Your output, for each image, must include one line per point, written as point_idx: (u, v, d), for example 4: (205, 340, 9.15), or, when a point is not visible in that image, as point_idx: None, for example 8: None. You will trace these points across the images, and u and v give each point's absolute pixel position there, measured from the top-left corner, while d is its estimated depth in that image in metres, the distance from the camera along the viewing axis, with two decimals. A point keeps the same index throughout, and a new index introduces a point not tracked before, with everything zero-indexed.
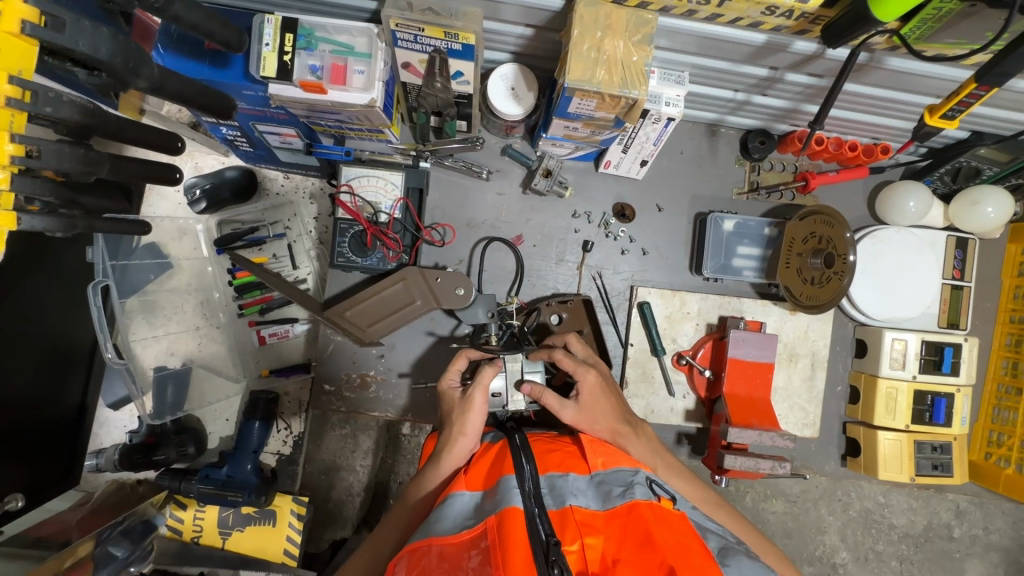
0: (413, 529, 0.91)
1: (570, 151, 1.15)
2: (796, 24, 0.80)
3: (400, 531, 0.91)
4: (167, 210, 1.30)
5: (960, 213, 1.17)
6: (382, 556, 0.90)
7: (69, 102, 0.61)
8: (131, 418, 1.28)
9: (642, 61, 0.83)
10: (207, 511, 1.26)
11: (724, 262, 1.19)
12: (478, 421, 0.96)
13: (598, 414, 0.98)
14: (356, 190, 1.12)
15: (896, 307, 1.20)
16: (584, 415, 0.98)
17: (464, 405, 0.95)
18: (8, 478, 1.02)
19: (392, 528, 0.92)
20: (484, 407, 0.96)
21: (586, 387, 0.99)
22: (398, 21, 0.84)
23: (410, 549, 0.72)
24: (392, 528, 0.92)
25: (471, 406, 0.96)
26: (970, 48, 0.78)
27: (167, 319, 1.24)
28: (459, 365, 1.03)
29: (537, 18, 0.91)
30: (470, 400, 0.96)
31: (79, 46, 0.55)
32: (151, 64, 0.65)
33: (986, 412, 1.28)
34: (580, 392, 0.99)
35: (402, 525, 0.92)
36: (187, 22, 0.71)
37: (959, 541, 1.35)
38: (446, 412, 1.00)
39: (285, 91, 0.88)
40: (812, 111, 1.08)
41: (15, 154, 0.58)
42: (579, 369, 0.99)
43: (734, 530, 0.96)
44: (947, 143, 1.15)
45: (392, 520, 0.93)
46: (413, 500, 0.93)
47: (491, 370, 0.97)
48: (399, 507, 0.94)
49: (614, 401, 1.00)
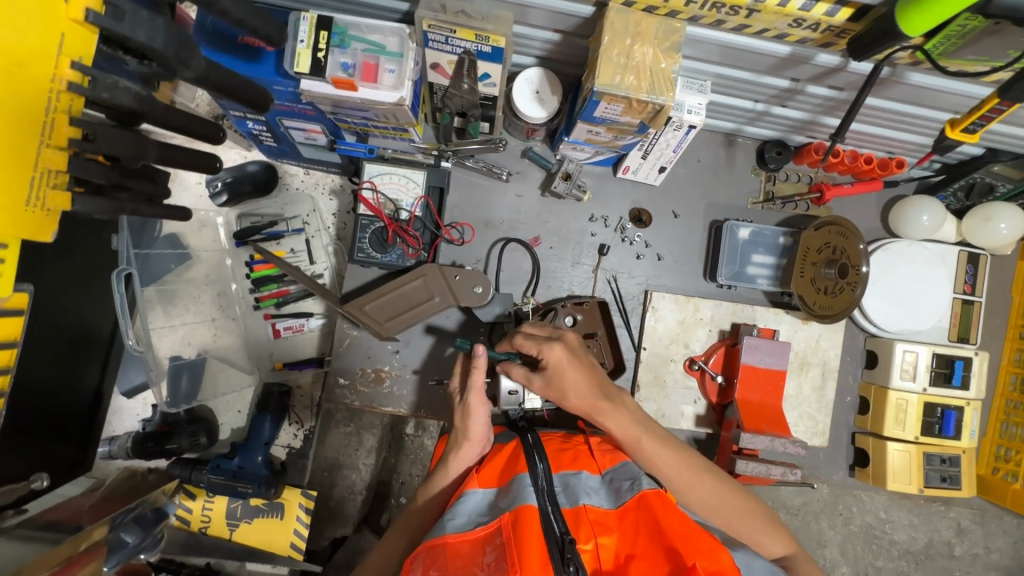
0: (421, 533, 0.91)
1: (589, 155, 1.17)
2: (821, 37, 0.82)
3: (413, 530, 0.91)
4: (188, 202, 1.32)
5: (973, 229, 1.19)
6: (394, 556, 0.90)
7: (125, 88, 0.63)
8: (143, 407, 1.31)
9: (670, 68, 0.85)
10: (216, 502, 1.27)
11: (739, 269, 1.21)
12: (477, 429, 0.93)
13: (567, 388, 0.88)
14: (378, 186, 1.14)
15: (908, 319, 1.21)
16: (552, 390, 0.90)
17: (464, 411, 0.94)
18: (28, 459, 1.04)
19: (404, 529, 0.92)
20: (484, 410, 0.94)
21: (553, 363, 0.88)
22: (431, 22, 0.86)
23: (422, 550, 0.72)
24: (403, 529, 0.92)
25: (469, 414, 0.94)
26: (991, 65, 0.80)
27: (185, 309, 1.25)
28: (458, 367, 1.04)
29: (565, 23, 0.93)
30: (466, 406, 0.94)
31: (138, 36, 0.58)
32: (199, 56, 0.67)
33: (993, 427, 1.29)
34: (546, 371, 0.89)
35: (412, 528, 0.91)
36: (232, 17, 0.73)
37: (960, 559, 1.35)
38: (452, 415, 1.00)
39: (317, 87, 0.90)
40: (830, 123, 1.10)
41: (72, 135, 0.63)
42: (545, 345, 0.88)
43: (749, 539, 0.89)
44: (962, 159, 1.18)
45: (400, 526, 0.93)
46: (424, 501, 0.93)
47: (480, 373, 0.94)
48: (411, 509, 0.94)
49: (589, 377, 0.89)
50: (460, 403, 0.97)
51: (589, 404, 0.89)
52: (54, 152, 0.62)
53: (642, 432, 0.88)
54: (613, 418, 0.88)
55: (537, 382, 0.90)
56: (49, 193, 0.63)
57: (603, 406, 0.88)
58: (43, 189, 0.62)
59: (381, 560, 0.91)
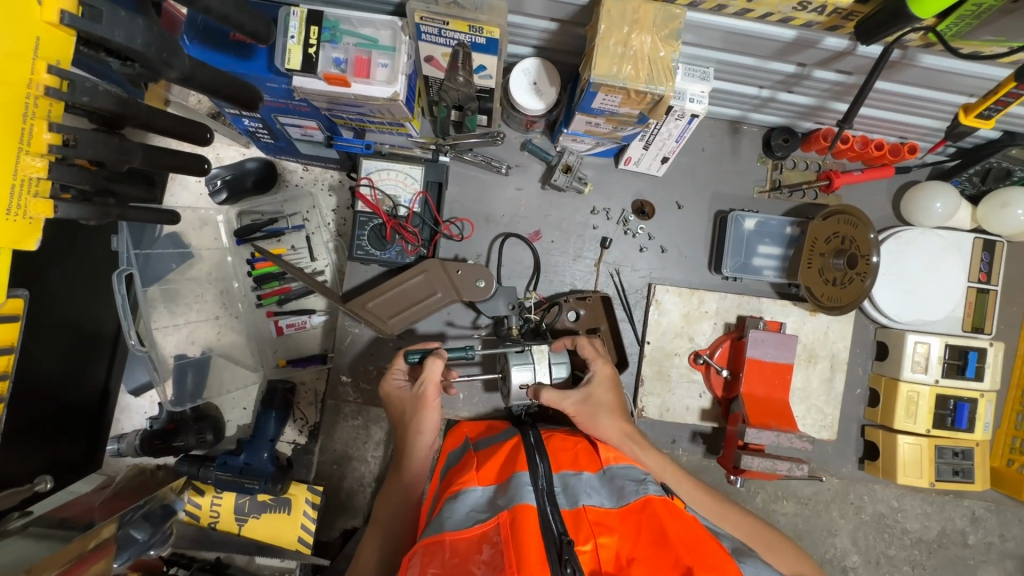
0: (392, 530, 0.92)
1: (590, 147, 1.15)
2: (828, 20, 0.79)
3: (397, 502, 0.95)
4: (188, 201, 1.31)
5: (988, 215, 1.15)
6: (394, 542, 0.91)
7: (105, 92, 0.63)
8: (151, 404, 1.32)
9: (669, 57, 0.83)
10: (224, 497, 1.28)
11: (745, 261, 1.18)
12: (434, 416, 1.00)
13: (600, 407, 0.96)
14: (375, 183, 1.12)
15: (920, 309, 1.18)
16: (587, 408, 0.95)
17: (420, 403, 0.99)
18: (33, 458, 1.05)
19: (395, 507, 0.94)
20: (437, 402, 1.00)
21: (598, 377, 0.98)
22: (423, 14, 0.84)
23: (419, 548, 0.69)
24: (389, 506, 0.95)
25: (425, 401, 1.00)
26: (1008, 46, 0.76)
27: (189, 307, 1.25)
28: (399, 364, 1.05)
29: (561, 11, 0.90)
30: (422, 395, 1.00)
31: (116, 36, 0.57)
32: (183, 56, 0.66)
33: (1009, 418, 1.26)
34: (591, 382, 0.98)
35: (397, 502, 0.95)
36: (217, 14, 0.72)
37: (974, 548, 1.33)
38: (399, 409, 1.02)
39: (310, 83, 0.88)
40: (839, 108, 1.06)
41: (53, 142, 0.61)
42: (596, 358, 1.00)
43: (770, 559, 0.91)
44: (978, 143, 1.13)
45: (383, 500, 0.97)
46: (406, 478, 0.97)
47: (440, 364, 0.99)
48: (392, 484, 0.98)
49: (620, 404, 0.98)
50: (414, 392, 1.01)
51: (621, 430, 0.95)
52: (35, 160, 0.61)
53: (666, 463, 0.95)
54: (644, 446, 0.94)
55: (573, 398, 0.96)
56: (30, 202, 0.62)
57: (633, 434, 0.95)
58: (23, 198, 0.61)
59: (380, 544, 0.91)
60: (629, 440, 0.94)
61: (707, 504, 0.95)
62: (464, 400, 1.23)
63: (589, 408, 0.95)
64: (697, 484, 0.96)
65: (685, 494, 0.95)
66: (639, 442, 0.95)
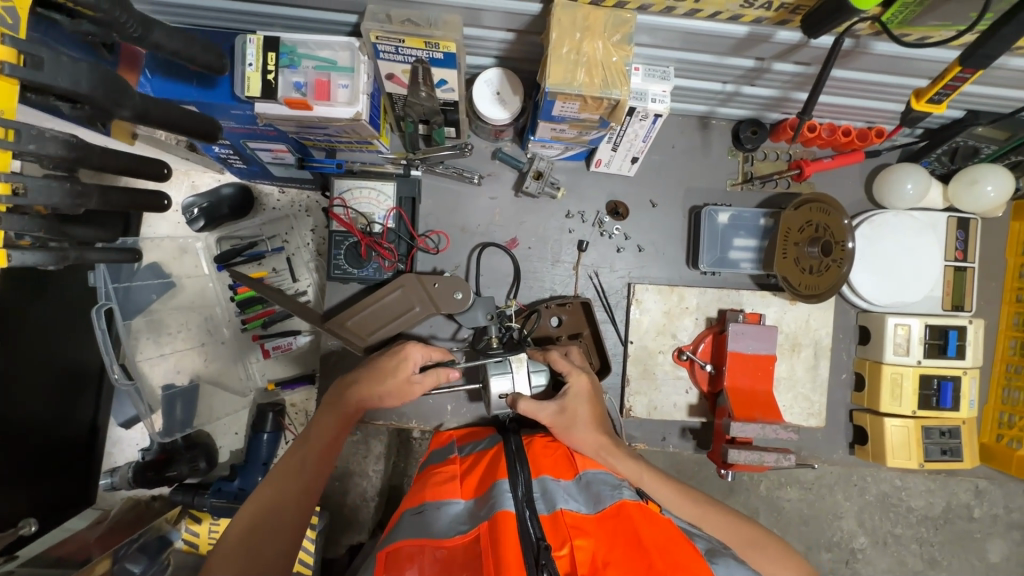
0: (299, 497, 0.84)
1: (560, 151, 1.15)
2: (776, 15, 0.80)
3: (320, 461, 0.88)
4: (167, 230, 1.31)
5: (959, 194, 1.15)
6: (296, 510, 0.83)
7: (53, 138, 0.63)
8: (142, 435, 1.32)
9: (623, 61, 0.83)
10: (222, 523, 1.25)
11: (721, 255, 1.19)
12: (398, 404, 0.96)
13: (577, 419, 0.96)
14: (348, 202, 1.12)
15: (899, 292, 1.18)
16: (563, 419, 0.95)
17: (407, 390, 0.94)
18: (19, 502, 1.04)
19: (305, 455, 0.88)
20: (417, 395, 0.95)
21: (575, 390, 0.98)
22: (378, 34, 0.84)
23: (396, 549, 0.70)
24: (288, 483, 0.85)
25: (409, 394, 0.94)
26: (956, 29, 0.77)
27: (174, 336, 1.26)
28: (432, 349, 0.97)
29: (517, 22, 0.91)
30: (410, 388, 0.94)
31: (60, 82, 0.58)
32: (133, 94, 0.67)
33: (996, 394, 1.26)
34: (567, 393, 0.98)
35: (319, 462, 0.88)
36: (167, 49, 0.72)
37: (979, 521, 1.33)
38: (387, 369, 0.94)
39: (272, 109, 0.89)
40: (802, 98, 1.07)
41: (2, 192, 0.60)
42: (572, 371, 1.00)
43: (750, 559, 0.90)
44: (944, 123, 1.13)
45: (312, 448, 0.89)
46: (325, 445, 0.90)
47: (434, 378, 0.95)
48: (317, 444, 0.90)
49: (596, 413, 0.98)
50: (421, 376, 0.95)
51: (596, 441, 0.94)
52: None
53: (642, 468, 0.94)
54: (617, 455, 0.94)
55: (550, 408, 0.96)
56: None
57: (607, 446, 0.95)
58: None
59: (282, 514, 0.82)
60: (603, 449, 0.94)
61: (687, 508, 0.94)
62: (451, 411, 1.22)
63: (565, 419, 0.95)
64: (676, 488, 0.95)
65: (663, 499, 0.94)
66: (614, 452, 0.94)
